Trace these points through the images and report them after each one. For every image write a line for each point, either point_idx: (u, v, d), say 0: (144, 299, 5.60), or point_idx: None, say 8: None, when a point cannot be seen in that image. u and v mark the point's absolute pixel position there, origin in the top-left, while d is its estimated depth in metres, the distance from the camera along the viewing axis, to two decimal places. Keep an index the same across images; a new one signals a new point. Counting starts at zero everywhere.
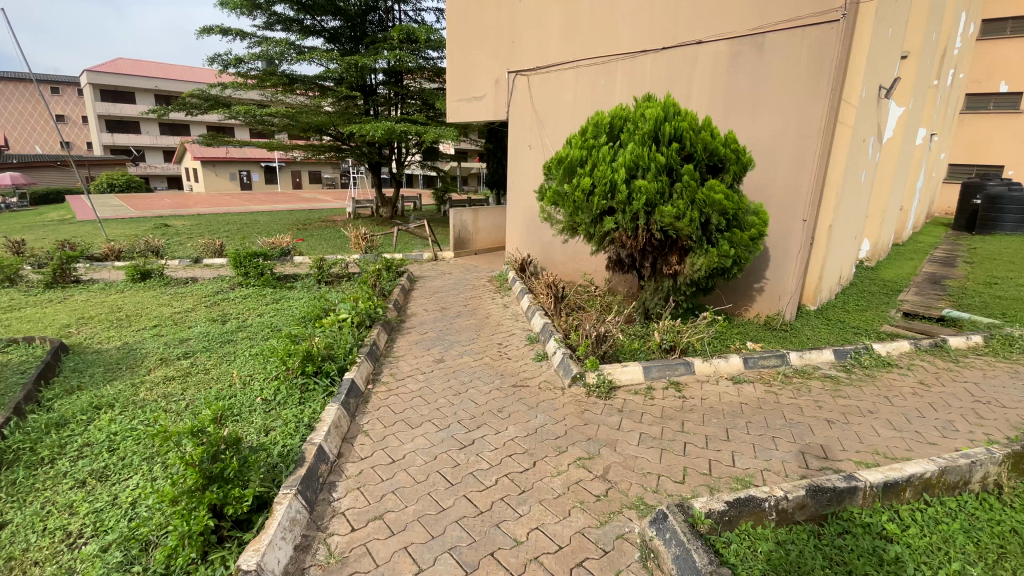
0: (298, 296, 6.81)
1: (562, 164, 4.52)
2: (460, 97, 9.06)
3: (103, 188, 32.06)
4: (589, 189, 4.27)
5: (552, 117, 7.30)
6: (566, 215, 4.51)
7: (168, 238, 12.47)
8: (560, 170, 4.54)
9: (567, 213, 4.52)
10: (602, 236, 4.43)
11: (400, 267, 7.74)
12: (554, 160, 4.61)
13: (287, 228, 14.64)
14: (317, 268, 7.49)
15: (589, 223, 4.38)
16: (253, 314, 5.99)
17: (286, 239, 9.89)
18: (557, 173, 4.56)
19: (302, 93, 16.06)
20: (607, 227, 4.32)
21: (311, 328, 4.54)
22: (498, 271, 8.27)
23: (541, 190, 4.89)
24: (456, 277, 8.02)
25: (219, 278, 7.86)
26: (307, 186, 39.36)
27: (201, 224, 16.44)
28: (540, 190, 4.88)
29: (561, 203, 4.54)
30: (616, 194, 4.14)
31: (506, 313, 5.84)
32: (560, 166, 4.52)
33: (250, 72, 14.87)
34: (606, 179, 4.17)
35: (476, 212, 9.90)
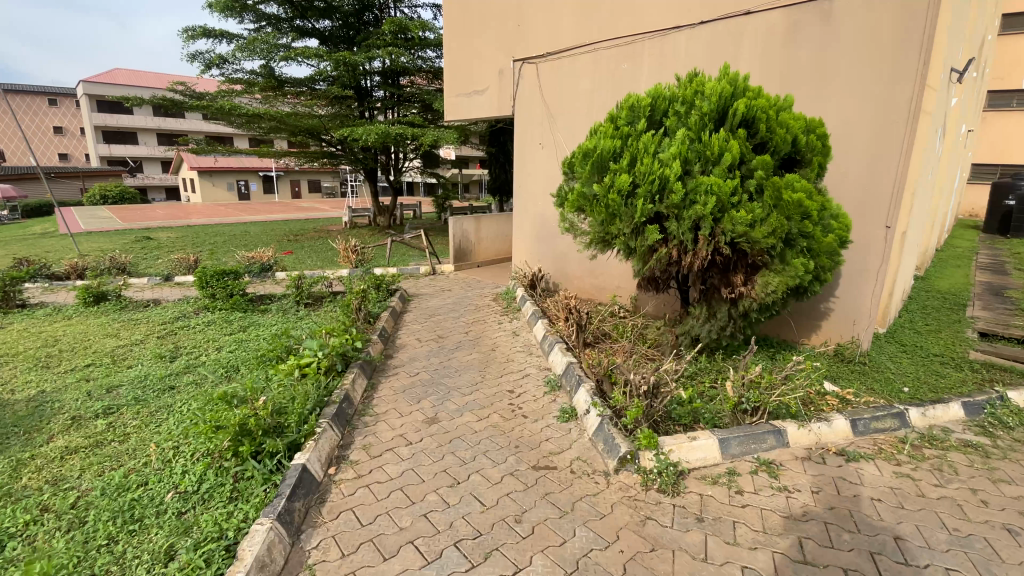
0: (270, 322, 5.78)
1: (588, 158, 3.47)
2: (458, 93, 8.02)
3: (96, 200, 31.21)
4: (629, 188, 3.22)
5: (565, 111, 6.28)
6: (596, 223, 3.46)
7: (146, 252, 11.54)
8: (585, 165, 3.49)
9: (596, 222, 3.48)
10: (645, 251, 3.37)
11: (391, 285, 6.70)
12: (577, 154, 3.58)
13: (275, 239, 13.67)
14: (296, 288, 6.46)
15: (628, 234, 3.34)
16: (211, 348, 4.96)
17: (267, 253, 8.89)
18: (581, 169, 3.51)
19: (293, 99, 14.93)
20: (654, 239, 3.27)
21: (266, 376, 3.50)
22: (504, 287, 7.21)
23: (559, 193, 3.86)
24: (456, 295, 6.97)
25: (183, 300, 6.84)
26: (305, 195, 38.46)
27: (187, 236, 15.54)
28: (559, 193, 3.86)
29: (589, 209, 3.50)
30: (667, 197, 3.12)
31: (516, 343, 4.79)
32: (585, 160, 3.48)
33: (237, 71, 13.68)
34: (652, 177, 3.15)
35: (479, 220, 8.87)
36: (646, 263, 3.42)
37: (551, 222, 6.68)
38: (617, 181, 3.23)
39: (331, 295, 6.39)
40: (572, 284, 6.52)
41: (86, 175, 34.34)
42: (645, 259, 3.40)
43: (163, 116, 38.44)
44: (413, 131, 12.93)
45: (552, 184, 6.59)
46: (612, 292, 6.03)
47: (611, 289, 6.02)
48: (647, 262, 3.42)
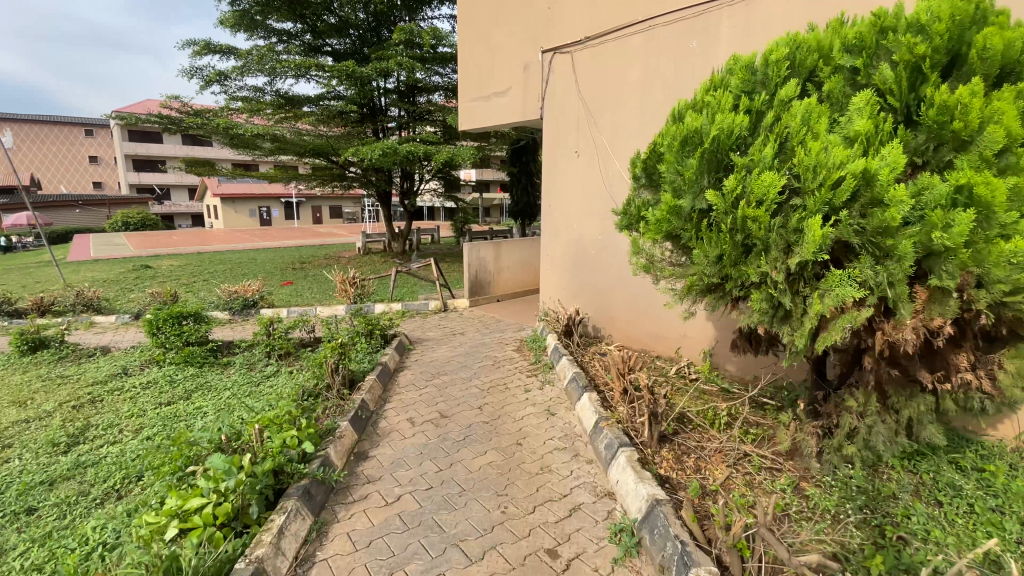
0: (224, 386, 4.40)
1: (689, 147, 2.04)
2: (473, 97, 6.65)
3: (117, 226, 31.07)
4: (779, 198, 1.75)
5: (611, 110, 4.87)
6: (703, 261, 1.98)
7: (133, 285, 10.51)
8: (680, 159, 2.06)
9: (709, 260, 1.97)
10: (800, 312, 1.82)
11: (388, 331, 5.26)
12: (667, 141, 2.17)
13: (277, 268, 12.54)
14: (268, 335, 5.09)
15: (779, 284, 1.84)
16: (128, 433, 3.57)
17: (255, 287, 7.63)
18: (673, 165, 2.07)
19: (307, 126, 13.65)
20: (826, 294, 1.73)
21: (132, 539, 2.05)
22: (532, 332, 5.72)
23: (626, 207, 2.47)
24: (469, 342, 5.49)
25: (135, 348, 5.54)
26: (326, 221, 37.98)
27: (190, 264, 14.61)
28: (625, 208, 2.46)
29: (696, 237, 2.01)
30: (872, 214, 1.62)
31: (550, 430, 3.22)
32: (683, 150, 2.05)
33: (240, 89, 12.66)
34: (841, 174, 1.64)
35: (499, 246, 7.38)
36: (800, 334, 1.84)
37: (590, 251, 5.24)
38: (756, 183, 1.77)
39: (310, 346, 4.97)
40: (620, 331, 5.07)
41: (111, 202, 34.57)
42: (800, 327, 1.83)
43: (191, 144, 38.77)
44: (427, 149, 11.65)
45: (592, 204, 5.15)
46: (676, 345, 4.61)
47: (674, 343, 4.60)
48: (801, 331, 1.85)
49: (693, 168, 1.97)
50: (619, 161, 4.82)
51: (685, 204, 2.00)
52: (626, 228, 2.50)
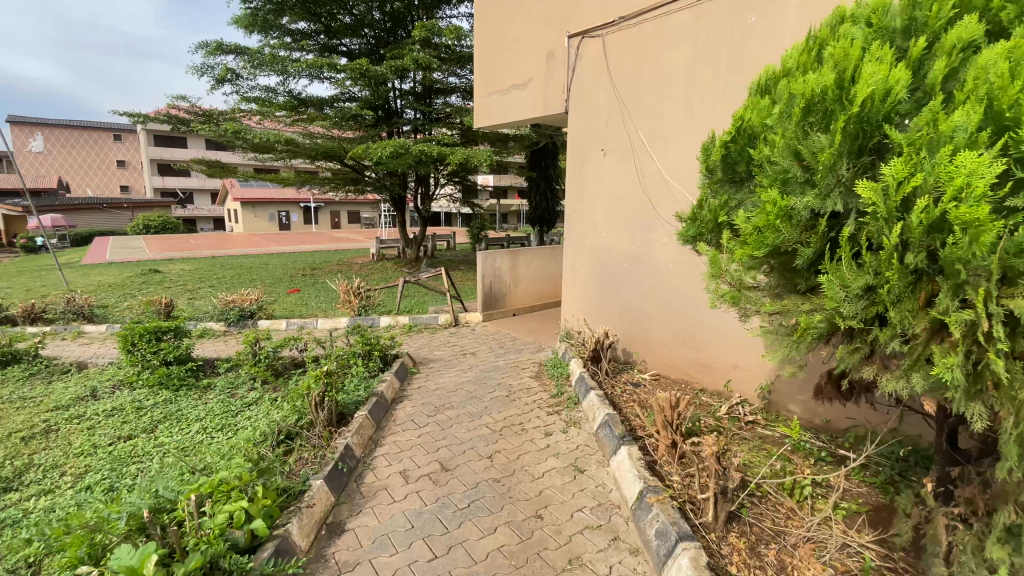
0: (197, 418, 3.79)
1: (831, 116, 1.57)
2: (488, 92, 6.01)
3: (138, 229, 31.24)
4: (994, 190, 1.25)
5: (650, 101, 4.19)
6: (846, 299, 1.51)
7: (136, 291, 10.14)
8: (814, 133, 1.58)
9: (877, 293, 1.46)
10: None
11: (389, 352, 4.61)
12: (784, 114, 1.72)
13: (286, 274, 12.09)
14: (254, 355, 4.49)
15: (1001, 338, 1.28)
16: (71, 479, 2.96)
17: (253, 297, 7.09)
18: (801, 143, 1.59)
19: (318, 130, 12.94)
20: None
21: None
22: (552, 354, 5.04)
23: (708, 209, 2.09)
24: (482, 365, 4.83)
25: (112, 365, 4.99)
26: (344, 225, 37.86)
27: (199, 269, 14.28)
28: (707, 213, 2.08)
29: (854, 259, 1.50)
30: None
31: (579, 496, 2.53)
32: (817, 120, 1.60)
33: (251, 89, 12.16)
34: None
35: (516, 255, 6.71)
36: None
37: (619, 263, 4.55)
38: (953, 168, 1.27)
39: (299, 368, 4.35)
40: (654, 358, 4.39)
41: (134, 205, 34.94)
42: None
43: (215, 149, 39.11)
44: (441, 149, 10.93)
45: (623, 209, 4.47)
46: (725, 380, 3.94)
47: (722, 377, 3.95)
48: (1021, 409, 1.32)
49: (838, 147, 1.49)
50: (658, 159, 4.13)
51: (822, 202, 1.54)
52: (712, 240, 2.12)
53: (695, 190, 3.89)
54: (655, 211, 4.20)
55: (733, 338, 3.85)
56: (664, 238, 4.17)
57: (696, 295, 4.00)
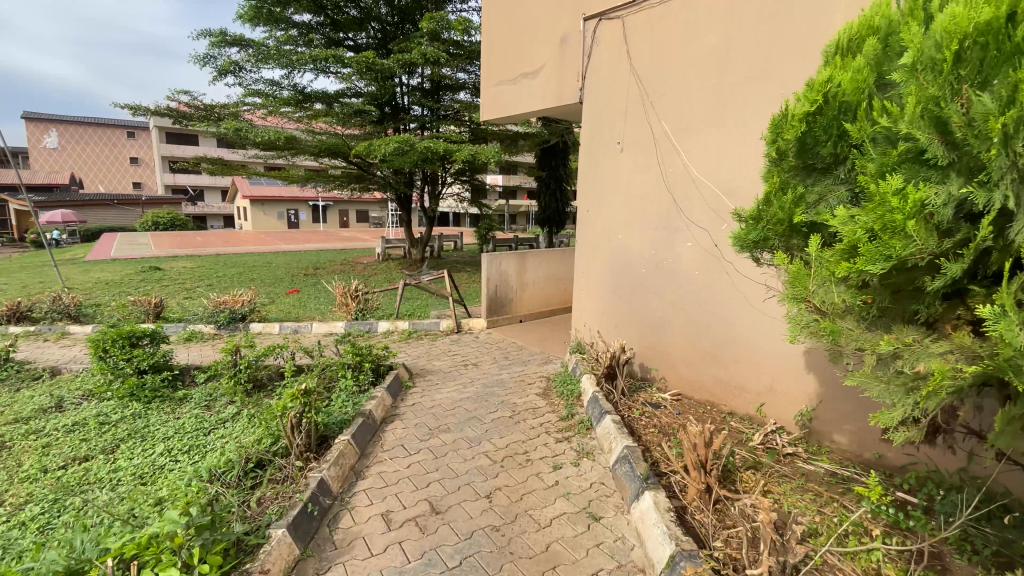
0: (164, 437, 3.43)
1: (986, 71, 1.38)
2: (496, 82, 5.57)
3: (148, 226, 31.24)
4: None
5: (676, 91, 3.73)
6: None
7: (132, 289, 9.87)
8: (971, 95, 1.37)
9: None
10: None
11: (381, 363, 4.19)
12: (918, 65, 1.47)
13: (287, 274, 11.76)
14: (234, 364, 4.10)
15: None
16: (7, 512, 2.60)
17: (245, 298, 6.72)
18: (952, 109, 1.39)
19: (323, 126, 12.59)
20: None
21: None
22: (563, 366, 4.61)
23: (784, 200, 1.93)
24: (483, 378, 4.41)
25: (85, 371, 4.64)
26: (353, 225, 37.60)
27: (202, 267, 14.04)
28: (785, 207, 1.92)
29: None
30: None
31: (592, 554, 2.10)
32: (968, 75, 1.39)
33: (255, 82, 11.80)
34: None
35: (524, 258, 6.27)
36: None
37: (637, 269, 4.12)
38: None
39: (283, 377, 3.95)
40: (676, 375, 3.97)
41: (144, 202, 35.01)
42: None
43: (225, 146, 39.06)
44: (448, 146, 10.43)
45: (642, 209, 4.03)
46: (758, 404, 3.53)
47: (754, 400, 3.54)
48: None
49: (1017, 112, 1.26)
50: (684, 155, 3.68)
51: (984, 192, 1.37)
52: (786, 237, 1.97)
53: (725, 191, 3.46)
54: (678, 213, 3.76)
55: (767, 355, 3.43)
56: (688, 243, 3.73)
57: (726, 305, 3.58)
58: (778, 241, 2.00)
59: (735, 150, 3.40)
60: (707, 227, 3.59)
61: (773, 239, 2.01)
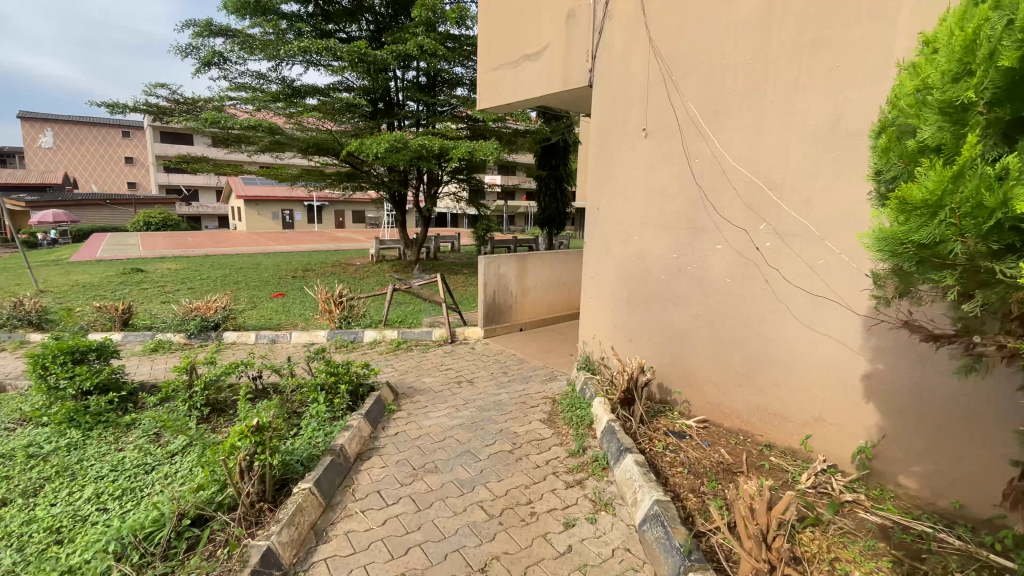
0: (95, 476, 2.88)
1: None
2: (495, 67, 5.02)
3: (139, 227, 30.62)
4: None
5: (705, 67, 3.21)
6: None
7: (107, 292, 9.31)
8: None
9: None
10: None
11: (361, 384, 3.65)
12: None
13: (274, 276, 11.20)
14: (189, 385, 3.55)
15: None
16: None
17: (219, 304, 6.16)
18: None
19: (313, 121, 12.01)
20: None
21: None
22: (569, 385, 4.05)
23: (975, 172, 1.28)
24: (478, 398, 3.87)
25: (24, 390, 4.09)
26: (348, 225, 36.95)
27: (187, 269, 13.47)
28: (992, 187, 1.25)
29: None
30: None
31: None
32: None
33: (241, 75, 11.25)
34: None
35: (524, 261, 5.72)
36: None
37: (657, 275, 3.59)
38: None
39: (242, 401, 3.41)
40: (700, 398, 3.44)
41: (136, 202, 34.41)
42: None
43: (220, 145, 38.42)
44: (443, 142, 9.83)
45: (664, 206, 3.49)
46: (802, 436, 3.00)
47: (796, 430, 3.02)
48: None
49: None
50: (715, 141, 3.17)
51: None
52: (979, 238, 1.31)
53: (766, 183, 2.97)
54: (708, 209, 3.25)
55: (814, 377, 2.92)
56: (718, 245, 3.23)
57: (764, 317, 3.08)
58: (961, 242, 1.32)
59: (780, 135, 2.92)
60: (744, 226, 3.09)
61: (953, 239, 1.33)
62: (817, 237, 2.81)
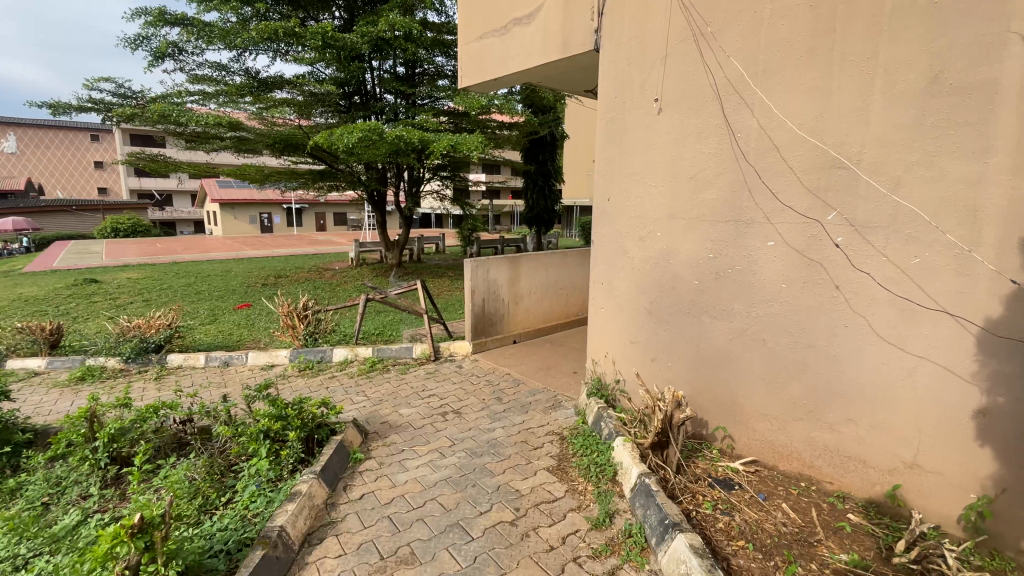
0: None
1: None
2: (479, 38, 4.26)
3: (106, 233, 29.12)
4: None
5: (750, 14, 2.50)
6: None
7: (48, 307, 8.35)
8: None
9: None
10: None
11: (319, 427, 2.88)
12: None
13: (241, 285, 10.30)
14: (90, 437, 2.77)
15: None
16: None
17: (163, 321, 5.29)
18: None
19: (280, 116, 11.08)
20: None
21: None
22: (579, 417, 3.32)
23: None
24: (469, 436, 3.13)
25: None
26: (329, 228, 35.80)
27: (149, 278, 12.46)
28: None
29: None
30: None
31: None
32: None
33: (199, 66, 10.28)
34: None
35: (517, 264, 5.00)
36: None
37: (687, 280, 2.90)
38: None
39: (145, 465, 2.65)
40: (747, 433, 2.76)
41: (104, 207, 32.81)
42: None
43: None
44: (423, 134, 8.98)
45: (696, 194, 2.80)
46: (886, 486, 2.35)
47: (877, 478, 2.37)
48: None
49: None
50: (766, 110, 2.48)
51: None
52: None
53: (838, 162, 2.29)
54: (756, 197, 2.56)
55: (903, 411, 2.26)
56: (771, 242, 2.54)
57: (834, 334, 2.39)
58: None
59: (857, 95, 2.23)
60: (807, 216, 2.41)
61: None
62: (910, 228, 2.14)
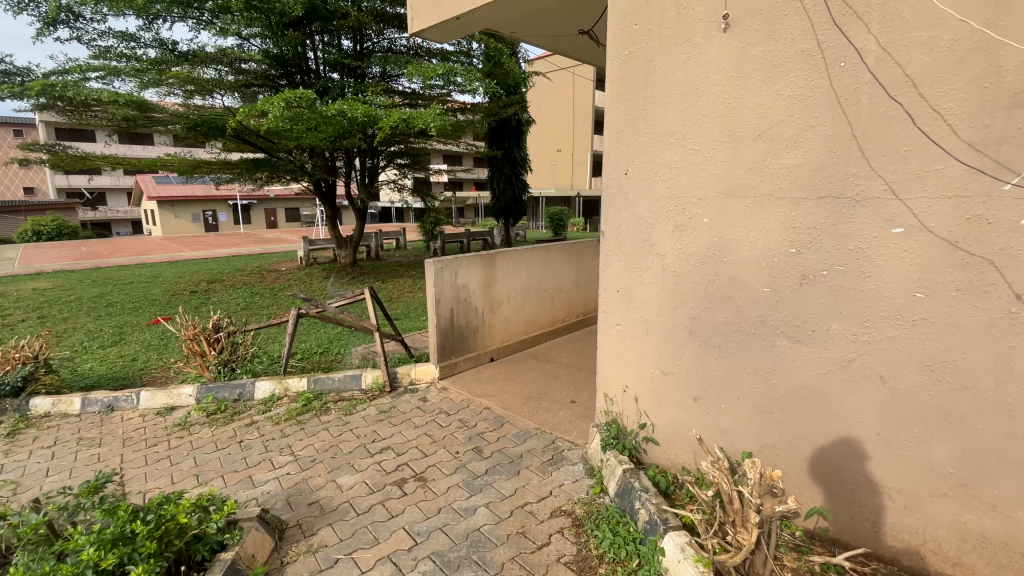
0: None
1: None
2: None
3: (25, 237, 26.07)
4: None
5: None
6: None
7: None
8: None
9: None
10: None
11: (195, 544, 1.81)
12: None
13: (167, 293, 8.80)
14: None
15: None
16: None
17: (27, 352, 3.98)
18: None
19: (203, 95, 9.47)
20: None
21: None
22: (593, 481, 2.37)
23: None
24: (438, 524, 2.12)
25: None
26: (281, 225, 33.57)
27: (58, 288, 10.71)
28: None
29: None
30: None
31: None
32: None
33: (101, 36, 8.64)
34: None
35: (492, 264, 4.00)
36: None
37: (752, 287, 1.99)
38: None
39: None
40: (850, 511, 1.87)
41: (24, 208, 29.54)
42: None
43: None
44: (369, 109, 7.68)
45: (768, 159, 1.87)
46: None
47: None
48: None
49: None
50: (895, 25, 1.60)
51: None
52: None
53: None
54: (875, 162, 1.67)
55: None
56: (898, 228, 1.65)
57: (1008, 369, 1.53)
58: None
59: None
60: (965, 186, 1.54)
61: None
62: None
